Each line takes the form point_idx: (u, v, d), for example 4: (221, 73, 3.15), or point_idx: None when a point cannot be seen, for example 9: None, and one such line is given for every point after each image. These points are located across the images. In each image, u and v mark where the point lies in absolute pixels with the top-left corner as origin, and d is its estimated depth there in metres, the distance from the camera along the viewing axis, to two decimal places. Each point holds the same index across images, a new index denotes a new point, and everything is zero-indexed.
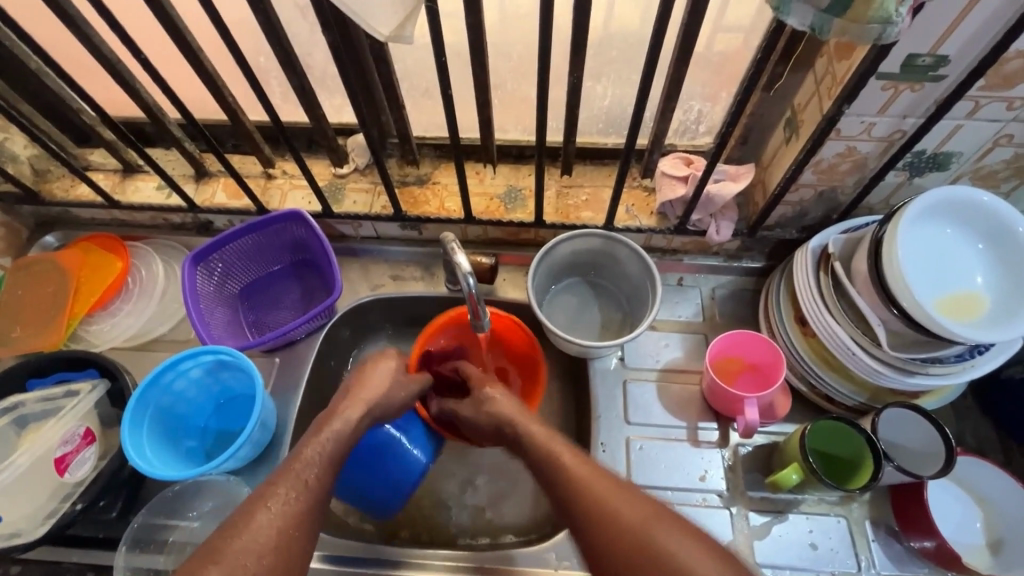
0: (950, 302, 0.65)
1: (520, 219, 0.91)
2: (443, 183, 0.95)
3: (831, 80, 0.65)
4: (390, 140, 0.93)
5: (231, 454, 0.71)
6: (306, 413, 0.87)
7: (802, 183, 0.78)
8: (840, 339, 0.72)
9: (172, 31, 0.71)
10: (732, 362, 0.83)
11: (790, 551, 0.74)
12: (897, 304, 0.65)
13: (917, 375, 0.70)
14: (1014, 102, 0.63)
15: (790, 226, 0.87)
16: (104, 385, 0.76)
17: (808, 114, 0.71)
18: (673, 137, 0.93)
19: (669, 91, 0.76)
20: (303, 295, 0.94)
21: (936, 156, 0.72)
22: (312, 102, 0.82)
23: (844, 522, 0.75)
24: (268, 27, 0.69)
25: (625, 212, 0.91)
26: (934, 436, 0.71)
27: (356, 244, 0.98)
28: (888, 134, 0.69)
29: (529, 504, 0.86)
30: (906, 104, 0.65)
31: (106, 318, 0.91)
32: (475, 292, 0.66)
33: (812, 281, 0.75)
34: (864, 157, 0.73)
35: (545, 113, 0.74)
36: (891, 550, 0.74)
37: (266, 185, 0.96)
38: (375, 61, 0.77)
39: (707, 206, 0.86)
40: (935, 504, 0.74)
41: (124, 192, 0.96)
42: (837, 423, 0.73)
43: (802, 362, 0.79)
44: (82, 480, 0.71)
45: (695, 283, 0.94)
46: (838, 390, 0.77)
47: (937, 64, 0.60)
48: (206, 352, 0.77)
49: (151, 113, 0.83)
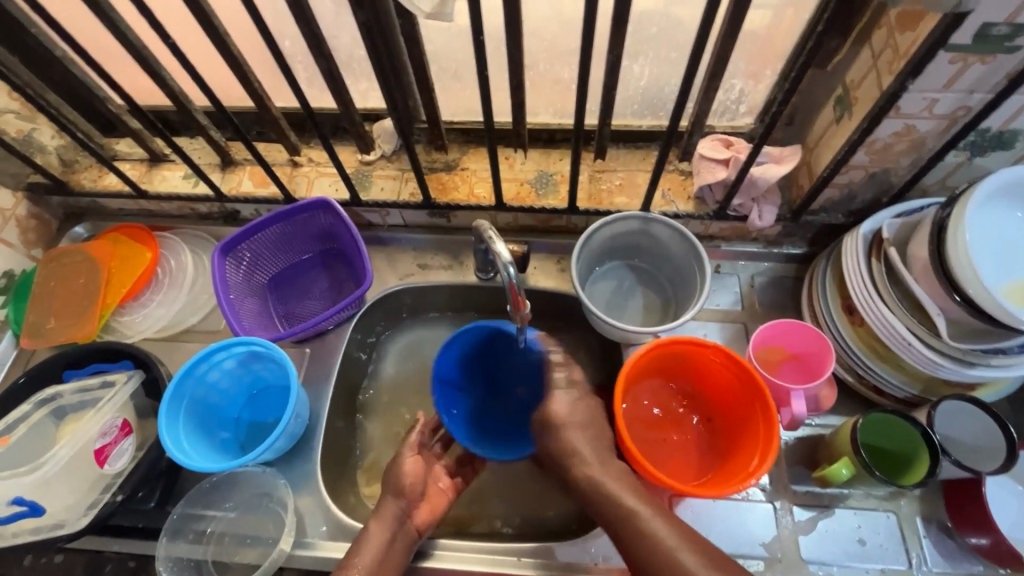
0: (1021, 290, 0.61)
1: (553, 205, 0.89)
2: (472, 169, 0.93)
3: (892, 54, 0.61)
4: (418, 125, 0.91)
5: (267, 446, 0.71)
6: (338, 404, 0.86)
7: (853, 164, 0.74)
8: (893, 328, 0.68)
9: (199, 14, 0.69)
10: (774, 352, 0.80)
11: (837, 547, 0.71)
12: (959, 291, 0.62)
13: (977, 367, 0.67)
14: None
15: (835, 211, 0.83)
16: (139, 375, 0.77)
17: (863, 91, 0.67)
18: (711, 119, 0.90)
19: (713, 69, 0.73)
20: (332, 284, 0.94)
21: (1001, 134, 0.68)
22: (339, 86, 0.80)
23: (893, 517, 0.73)
24: (296, 8, 0.67)
25: (661, 198, 0.88)
26: (993, 430, 0.68)
27: (383, 232, 0.96)
28: (951, 111, 0.65)
29: (563, 495, 0.84)
30: (974, 78, 0.61)
31: (137, 309, 0.91)
32: (515, 281, 0.62)
33: (863, 266, 0.72)
34: (922, 137, 0.69)
35: (584, 94, 0.71)
36: (943, 546, 0.72)
37: (292, 173, 0.95)
38: (407, 44, 0.75)
39: (749, 190, 0.82)
40: (992, 500, 0.71)
41: (152, 181, 0.95)
42: (887, 416, 0.70)
43: (851, 354, 0.75)
44: (122, 471, 0.72)
45: (733, 270, 0.91)
46: (889, 381, 0.74)
47: (1013, 33, 0.56)
48: (239, 343, 0.77)
49: (176, 100, 0.82)
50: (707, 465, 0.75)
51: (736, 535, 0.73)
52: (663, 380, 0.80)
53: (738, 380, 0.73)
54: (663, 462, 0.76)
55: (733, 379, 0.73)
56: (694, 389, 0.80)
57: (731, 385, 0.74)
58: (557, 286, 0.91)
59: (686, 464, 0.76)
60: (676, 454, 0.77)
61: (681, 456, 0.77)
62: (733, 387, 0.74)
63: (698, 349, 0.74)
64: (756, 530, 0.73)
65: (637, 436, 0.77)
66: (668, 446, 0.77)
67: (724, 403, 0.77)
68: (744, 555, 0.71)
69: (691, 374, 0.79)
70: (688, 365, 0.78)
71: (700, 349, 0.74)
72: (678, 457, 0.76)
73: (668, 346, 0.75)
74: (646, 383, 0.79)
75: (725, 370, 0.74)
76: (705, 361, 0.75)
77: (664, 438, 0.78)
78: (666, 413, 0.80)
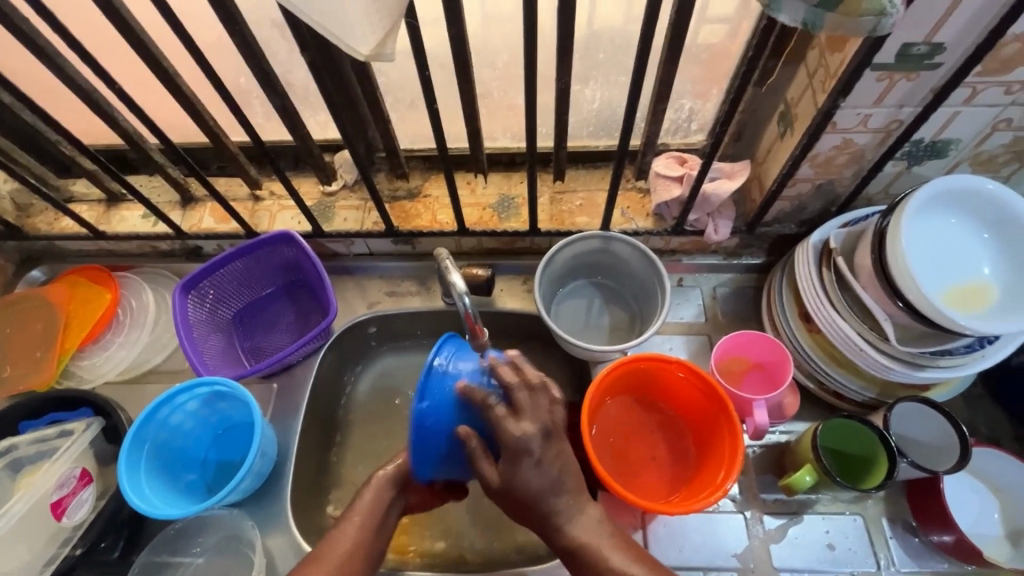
0: (959, 293, 0.64)
1: (515, 228, 0.90)
2: (434, 195, 0.93)
3: (824, 73, 0.64)
4: (378, 155, 0.92)
5: (233, 488, 0.70)
6: (307, 439, 0.85)
7: (799, 177, 0.77)
8: (847, 335, 0.70)
9: (147, 55, 0.69)
10: (738, 362, 0.82)
11: (806, 553, 0.72)
12: (903, 297, 0.64)
13: (927, 369, 0.69)
14: (1012, 86, 0.62)
15: (788, 221, 0.86)
16: (99, 422, 0.76)
17: (802, 108, 0.70)
18: (666, 136, 0.91)
19: (659, 91, 0.74)
20: (298, 316, 0.93)
21: (935, 144, 0.71)
22: (295, 121, 0.81)
23: (860, 520, 0.74)
24: (244, 47, 0.67)
25: (621, 216, 0.90)
26: (946, 429, 0.70)
27: (349, 261, 0.96)
28: (885, 125, 0.68)
29: None
30: (902, 93, 0.64)
31: (97, 351, 0.89)
32: (470, 311, 0.63)
33: (815, 276, 0.74)
34: (861, 149, 0.72)
35: (535, 120, 0.73)
36: (909, 546, 0.73)
37: (254, 207, 0.95)
38: (358, 77, 0.75)
39: (704, 206, 0.84)
40: (952, 497, 0.73)
41: (110, 222, 0.94)
42: (847, 421, 0.72)
43: (810, 361, 0.77)
44: (81, 523, 0.71)
45: (695, 283, 0.93)
46: (848, 386, 0.76)
47: (933, 52, 0.58)
48: (201, 384, 0.76)
49: (129, 140, 0.81)
50: (679, 480, 0.75)
51: (708, 548, 0.73)
52: (634, 398, 0.81)
53: (704, 395, 0.73)
54: (635, 486, 0.75)
55: (698, 392, 0.74)
56: (664, 404, 0.80)
57: (697, 398, 0.75)
58: (524, 307, 0.92)
59: (658, 481, 0.76)
60: (649, 472, 0.77)
61: (653, 474, 0.77)
62: (700, 401, 0.75)
63: (662, 364, 0.76)
64: (729, 541, 0.73)
65: (608, 455, 0.77)
66: (638, 463, 0.77)
67: (693, 416, 0.77)
68: (718, 567, 0.72)
69: (660, 389, 0.79)
70: (654, 381, 0.78)
71: (662, 364, 0.75)
72: (650, 475, 0.76)
73: (633, 363, 0.76)
74: (616, 400, 0.80)
75: (690, 385, 0.75)
76: (668, 374, 0.76)
77: (635, 455, 0.78)
78: (637, 430, 0.80)
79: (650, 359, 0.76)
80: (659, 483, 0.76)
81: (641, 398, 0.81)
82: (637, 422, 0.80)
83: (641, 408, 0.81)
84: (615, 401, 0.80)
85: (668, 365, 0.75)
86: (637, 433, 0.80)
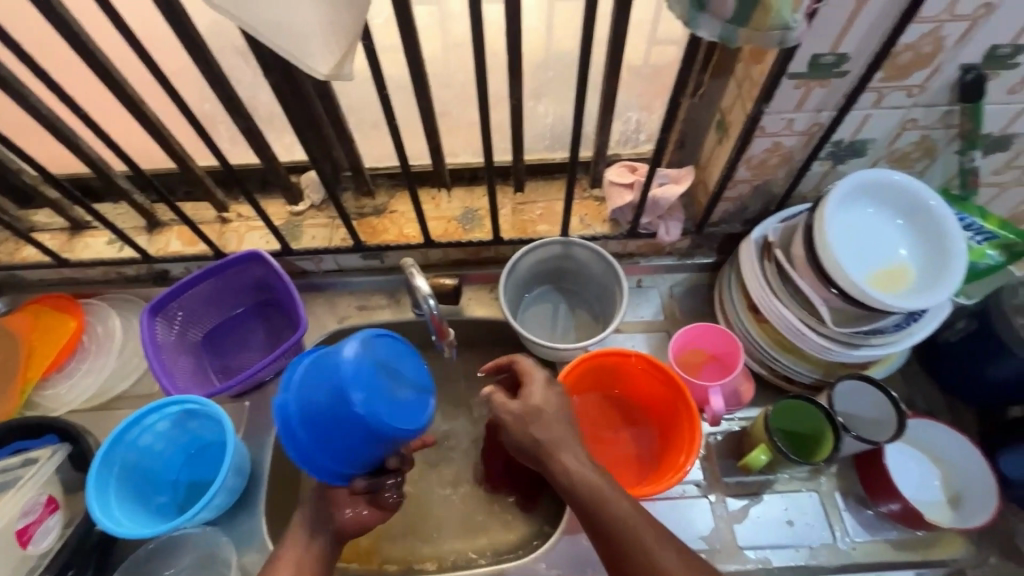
0: (881, 276, 0.70)
1: (479, 237, 0.94)
2: (400, 211, 0.97)
3: (750, 83, 0.71)
4: (344, 174, 0.95)
5: (206, 504, 0.70)
6: (281, 456, 0.86)
7: (738, 179, 0.83)
8: (789, 321, 0.76)
9: (111, 83, 0.71)
10: (695, 355, 0.87)
11: (768, 530, 0.76)
12: (835, 283, 0.70)
13: (862, 348, 0.75)
14: (912, 90, 0.70)
15: (733, 221, 0.92)
16: (66, 449, 0.75)
17: (734, 115, 0.77)
18: (617, 147, 0.97)
19: (605, 105, 0.80)
20: (269, 335, 0.94)
21: (854, 144, 0.78)
22: (261, 143, 0.83)
23: (816, 496, 0.79)
24: (208, 73, 0.70)
25: (579, 223, 0.95)
26: (885, 404, 0.76)
27: (318, 279, 0.98)
28: (808, 128, 0.75)
29: (516, 519, 0.87)
30: (819, 99, 0.71)
31: (62, 380, 0.89)
32: (436, 312, 0.70)
33: (758, 268, 0.80)
34: (790, 151, 0.79)
35: (490, 135, 0.77)
36: (862, 517, 0.77)
37: (222, 229, 0.96)
38: (321, 98, 0.79)
39: (655, 209, 0.90)
40: (896, 468, 0.78)
41: (74, 250, 0.94)
42: (796, 402, 0.77)
43: (760, 349, 0.82)
44: (47, 551, 0.70)
45: (653, 284, 0.98)
46: (796, 370, 0.81)
47: (839, 61, 0.66)
48: (171, 403, 0.76)
49: (94, 167, 0.83)
50: (644, 471, 0.79)
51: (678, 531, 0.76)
52: (598, 394, 0.85)
53: (664, 386, 0.78)
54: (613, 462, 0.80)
55: (658, 384, 0.79)
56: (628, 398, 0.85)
57: (658, 391, 0.79)
58: (492, 314, 0.95)
59: (625, 473, 0.79)
60: (617, 463, 0.80)
61: (621, 466, 0.80)
62: (660, 393, 0.79)
63: (625, 359, 0.79)
64: (696, 524, 0.77)
65: None
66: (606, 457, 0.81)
67: (654, 407, 0.81)
68: None
69: (624, 384, 0.83)
70: (617, 375, 0.82)
71: (624, 359, 0.80)
72: (617, 469, 0.80)
73: (594, 359, 0.79)
74: (582, 396, 0.83)
75: (651, 377, 0.79)
76: (631, 368, 0.80)
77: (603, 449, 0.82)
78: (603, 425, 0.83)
79: (612, 355, 0.79)
80: (626, 475, 0.79)
81: (606, 394, 0.85)
82: (603, 416, 0.84)
83: (606, 404, 0.85)
84: (581, 398, 0.83)
85: (630, 360, 0.79)
86: (604, 428, 0.83)
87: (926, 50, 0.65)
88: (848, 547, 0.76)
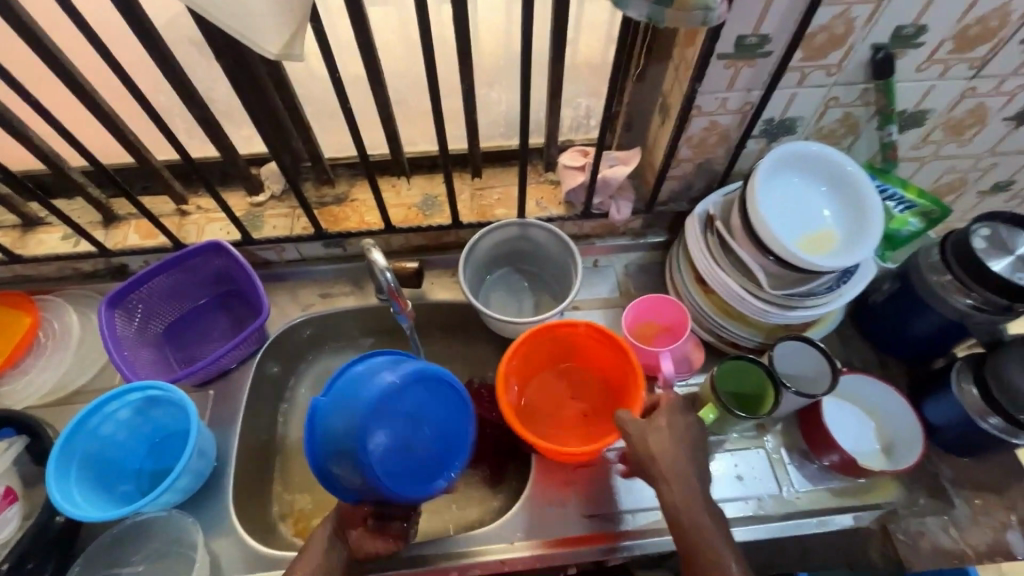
0: (810, 241, 0.76)
1: (439, 222, 0.96)
2: (361, 199, 0.99)
3: (685, 64, 0.76)
4: (304, 164, 0.97)
5: (168, 488, 0.70)
6: (247, 442, 0.86)
7: (682, 158, 0.88)
8: (731, 288, 0.81)
9: (62, 73, 0.71)
10: (647, 327, 0.91)
11: (719, 485, 0.81)
12: (770, 250, 0.75)
13: (798, 310, 0.80)
14: (831, 69, 0.76)
15: (680, 200, 0.97)
16: (23, 441, 0.74)
17: (673, 96, 0.82)
18: (569, 133, 1.02)
19: (554, 90, 0.84)
20: (232, 324, 0.95)
21: (784, 122, 0.84)
22: (218, 133, 0.84)
23: (763, 452, 0.84)
24: (162, 62, 0.71)
25: (536, 206, 0.99)
26: (822, 361, 0.81)
27: (281, 268, 0.99)
28: (741, 106, 0.80)
29: (484, 493, 0.91)
30: (747, 79, 0.76)
31: (16, 378, 0.87)
32: (393, 284, 0.74)
33: (701, 241, 0.85)
34: (726, 129, 0.84)
35: (444, 121, 0.81)
36: (806, 470, 0.82)
37: (181, 221, 0.96)
38: (277, 87, 0.81)
39: (605, 189, 0.94)
40: (835, 422, 0.84)
41: (27, 246, 0.93)
42: (740, 363, 0.82)
43: (708, 317, 0.87)
44: (7, 541, 0.70)
45: (609, 263, 1.03)
46: (741, 335, 0.86)
47: (762, 42, 0.71)
48: (132, 390, 0.76)
49: (47, 161, 0.82)
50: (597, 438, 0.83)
51: (634, 490, 0.80)
52: (553, 370, 0.89)
53: (612, 353, 0.82)
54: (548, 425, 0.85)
55: (606, 352, 0.83)
56: (582, 372, 0.89)
57: (607, 359, 0.84)
58: (455, 297, 0.98)
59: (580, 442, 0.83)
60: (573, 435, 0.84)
61: (577, 437, 0.84)
62: (609, 361, 0.84)
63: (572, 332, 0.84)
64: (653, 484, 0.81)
65: (535, 425, 0.85)
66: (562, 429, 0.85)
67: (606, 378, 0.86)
68: (644, 508, 0.80)
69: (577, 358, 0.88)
70: (567, 349, 0.87)
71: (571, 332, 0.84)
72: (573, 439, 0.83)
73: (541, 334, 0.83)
74: (536, 372, 0.88)
75: (602, 344, 0.83)
76: (579, 340, 0.85)
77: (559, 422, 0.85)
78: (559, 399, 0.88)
79: (559, 329, 0.84)
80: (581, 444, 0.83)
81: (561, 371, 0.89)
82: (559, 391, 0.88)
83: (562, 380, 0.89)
84: (536, 374, 0.88)
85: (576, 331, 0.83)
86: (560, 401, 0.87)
87: (839, 31, 0.71)
88: (793, 496, 0.80)
